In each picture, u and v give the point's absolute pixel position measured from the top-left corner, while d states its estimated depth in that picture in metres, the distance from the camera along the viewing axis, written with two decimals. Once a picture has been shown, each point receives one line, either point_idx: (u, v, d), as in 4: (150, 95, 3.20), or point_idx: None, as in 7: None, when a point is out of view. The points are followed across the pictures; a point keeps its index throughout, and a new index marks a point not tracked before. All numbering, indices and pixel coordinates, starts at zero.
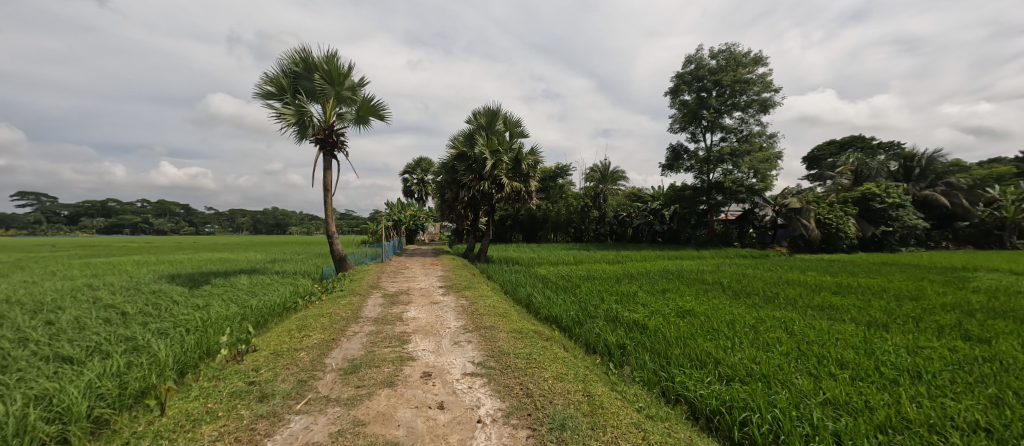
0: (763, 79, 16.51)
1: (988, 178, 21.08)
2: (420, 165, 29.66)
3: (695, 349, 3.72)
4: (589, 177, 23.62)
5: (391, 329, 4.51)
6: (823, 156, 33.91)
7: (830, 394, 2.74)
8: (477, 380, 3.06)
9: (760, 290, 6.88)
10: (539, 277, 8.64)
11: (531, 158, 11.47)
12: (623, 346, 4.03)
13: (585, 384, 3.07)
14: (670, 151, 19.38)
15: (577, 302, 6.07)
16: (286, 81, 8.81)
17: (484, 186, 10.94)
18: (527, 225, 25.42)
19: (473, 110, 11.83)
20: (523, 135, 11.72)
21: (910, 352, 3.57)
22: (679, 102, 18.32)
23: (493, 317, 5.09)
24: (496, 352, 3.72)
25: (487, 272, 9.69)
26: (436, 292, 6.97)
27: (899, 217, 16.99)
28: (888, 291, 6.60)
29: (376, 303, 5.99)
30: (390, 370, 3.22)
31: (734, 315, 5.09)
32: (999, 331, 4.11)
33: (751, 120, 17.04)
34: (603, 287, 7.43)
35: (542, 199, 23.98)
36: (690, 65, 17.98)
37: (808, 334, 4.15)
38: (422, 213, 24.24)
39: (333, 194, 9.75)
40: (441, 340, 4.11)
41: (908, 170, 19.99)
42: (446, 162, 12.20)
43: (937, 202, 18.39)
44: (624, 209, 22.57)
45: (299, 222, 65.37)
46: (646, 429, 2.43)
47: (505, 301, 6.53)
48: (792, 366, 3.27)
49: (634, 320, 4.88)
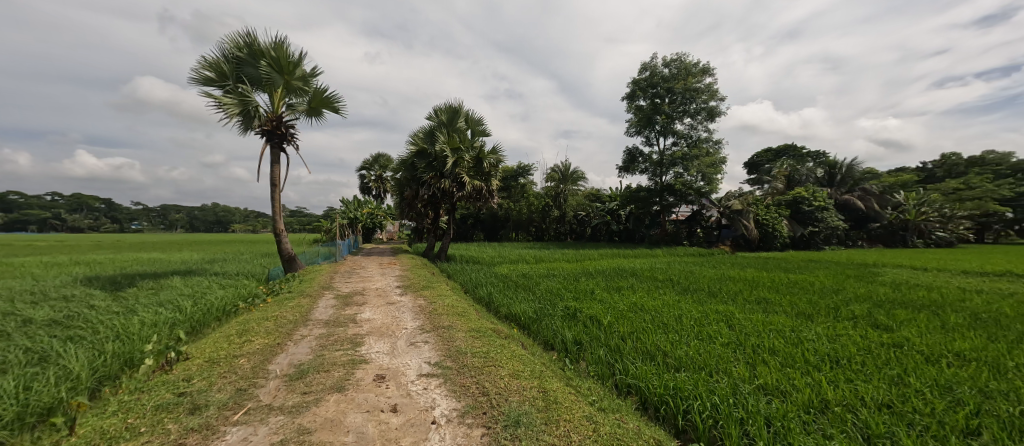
0: (710, 88, 17.62)
1: (894, 185, 23.97)
2: (378, 162, 28.65)
3: (646, 343, 3.90)
4: (550, 177, 24.01)
5: (343, 332, 4.32)
6: (761, 162, 36.88)
7: (763, 381, 2.98)
8: (433, 381, 3.02)
9: (706, 286, 7.37)
10: (500, 276, 8.64)
11: (493, 157, 11.42)
12: (579, 341, 4.15)
13: (541, 380, 3.12)
14: (626, 154, 20.15)
15: (537, 300, 6.16)
16: (228, 67, 8.16)
17: (445, 184, 10.74)
18: (488, 224, 25.38)
19: (434, 106, 11.62)
20: (485, 133, 11.66)
21: (828, 339, 4.00)
22: (635, 107, 19.11)
23: (452, 316, 5.04)
24: (454, 351, 3.69)
25: (447, 271, 9.55)
26: (393, 292, 6.77)
27: (824, 218, 18.90)
28: (813, 285, 7.32)
29: (328, 304, 5.71)
30: (341, 374, 3.08)
31: (682, 309, 5.41)
32: (902, 320, 4.69)
33: (699, 126, 18.13)
34: (563, 285, 7.58)
35: (503, 198, 24.03)
36: (645, 72, 18.80)
37: (746, 326, 4.50)
38: (380, 211, 23.44)
39: (282, 190, 9.15)
40: (396, 342, 3.99)
41: (832, 177, 22.25)
42: (405, 159, 11.88)
43: (854, 205, 20.62)
44: (584, 208, 23.20)
45: (244, 220, 60.79)
46: (597, 422, 2.52)
47: (465, 300, 6.48)
48: (731, 356, 3.53)
49: (591, 317, 5.03)
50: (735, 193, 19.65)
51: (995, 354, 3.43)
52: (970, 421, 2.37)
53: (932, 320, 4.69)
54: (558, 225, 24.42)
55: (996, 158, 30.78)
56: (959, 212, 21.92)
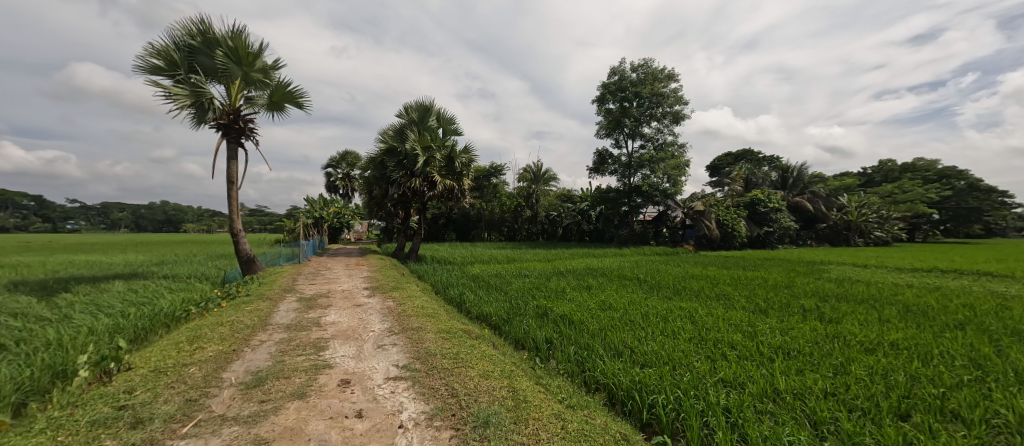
0: (675, 93, 18.32)
1: (839, 188, 25.91)
2: (345, 159, 27.71)
3: (613, 340, 4.00)
4: (522, 177, 24.13)
5: (305, 336, 4.15)
6: (721, 165, 38.78)
7: (722, 374, 3.13)
8: (400, 384, 2.95)
9: (671, 284, 7.67)
10: (471, 276, 8.58)
11: (465, 156, 11.30)
12: (549, 340, 4.19)
13: (511, 380, 3.12)
14: (596, 155, 20.57)
15: (508, 299, 6.18)
16: (179, 55, 7.61)
17: (415, 183, 10.52)
18: (460, 224, 25.16)
19: (404, 104, 11.38)
20: (458, 132, 11.55)
21: (781, 332, 4.27)
22: (604, 110, 19.56)
23: (421, 318, 4.95)
24: (423, 353, 3.63)
25: (418, 272, 9.37)
26: (360, 294, 6.56)
27: (778, 219, 20.13)
28: (767, 281, 7.79)
29: (290, 308, 5.44)
30: (302, 380, 2.95)
31: (648, 307, 5.59)
32: (844, 313, 5.08)
33: (665, 130, 18.81)
34: (534, 284, 7.63)
35: (476, 198, 23.90)
36: (614, 76, 19.28)
37: (706, 322, 4.72)
38: (347, 211, 22.67)
39: (239, 187, 8.64)
40: (363, 345, 3.87)
41: (785, 180, 23.73)
42: (374, 157, 11.56)
43: (804, 207, 22.10)
44: (555, 209, 23.49)
45: (197, 220, 56.93)
46: (566, 419, 2.55)
47: (436, 301, 6.39)
48: (693, 351, 3.69)
49: (561, 316, 5.10)
50: (698, 195, 20.53)
51: (922, 342, 3.79)
52: (901, 404, 2.59)
53: (871, 312, 5.12)
54: (530, 225, 24.60)
55: (924, 165, 33.99)
56: (893, 214, 24.02)
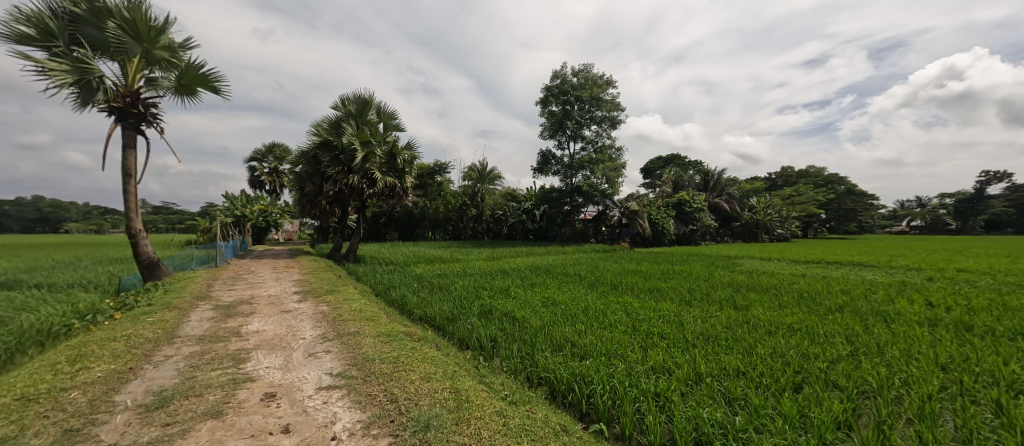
0: (613, 99, 19.33)
1: (750, 191, 29.22)
2: (273, 152, 25.39)
3: (555, 335, 4.12)
4: (467, 176, 23.92)
5: (222, 347, 3.73)
6: (653, 168, 41.81)
7: (652, 362, 3.38)
8: (334, 393, 2.77)
9: (606, 279, 8.12)
10: (414, 277, 8.31)
11: (407, 153, 10.89)
12: (493, 338, 4.21)
13: (453, 380, 3.09)
14: (540, 156, 21.06)
15: (451, 299, 6.11)
16: (57, 23, 6.38)
17: (353, 181, 9.92)
18: (402, 223, 24.30)
19: (341, 96, 10.72)
20: (400, 128, 11.13)
21: (702, 320, 4.73)
22: (547, 111, 20.07)
23: (358, 322, 4.70)
24: (361, 359, 3.45)
25: (356, 274, 8.84)
26: (289, 299, 6.04)
27: (700, 218, 22.20)
28: (690, 275, 8.58)
29: (203, 317, 4.85)
30: (218, 397, 2.65)
31: (587, 301, 5.86)
32: (753, 301, 5.76)
33: (604, 133, 19.80)
34: (479, 283, 7.61)
35: (419, 196, 23.19)
36: (557, 79, 19.88)
37: (638, 314, 5.07)
38: (275, 208, 20.78)
39: (138, 181, 7.50)
40: (291, 354, 3.59)
41: (706, 182, 26.21)
42: (306, 151, 10.75)
43: (721, 207, 24.58)
44: (500, 208, 23.62)
45: (83, 219, 48.42)
46: (508, 415, 2.58)
47: (375, 304, 6.10)
48: (627, 341, 3.94)
49: (505, 314, 5.15)
50: (633, 195, 21.87)
51: (811, 324, 4.44)
52: (794, 378, 3.00)
53: (773, 299, 5.86)
54: (475, 224, 24.51)
55: (814, 171, 39.64)
56: (791, 213, 27.70)
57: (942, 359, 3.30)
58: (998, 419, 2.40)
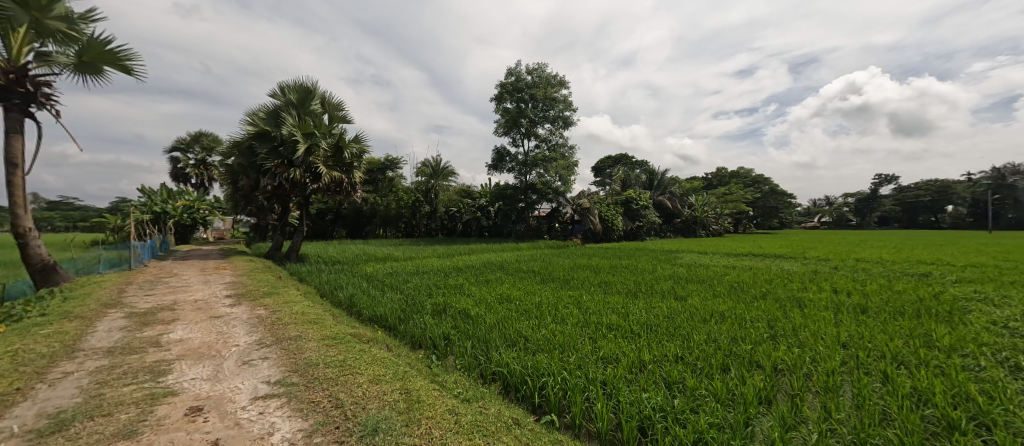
0: (565, 98, 19.77)
1: (689, 190, 31.40)
2: (199, 142, 22.94)
3: (510, 331, 4.17)
4: (420, 172, 23.17)
5: (138, 360, 3.32)
6: (604, 167, 43.57)
7: (601, 353, 3.53)
8: (272, 402, 2.59)
9: (559, 274, 8.34)
10: (364, 276, 7.96)
11: (355, 147, 10.35)
12: (447, 336, 4.16)
13: (404, 381, 3.01)
14: (495, 153, 21.10)
15: (403, 298, 5.92)
16: None
17: (294, 175, 9.24)
18: (351, 220, 23.17)
19: (281, 83, 9.91)
20: (347, 121, 10.56)
21: (646, 311, 5.03)
22: (502, 109, 20.10)
23: (301, 325, 4.42)
24: (304, 364, 3.25)
25: (298, 274, 8.28)
26: (220, 304, 5.51)
27: (646, 215, 23.52)
28: (637, 269, 9.05)
29: (114, 327, 4.29)
30: (132, 415, 2.36)
31: (541, 297, 5.99)
32: (691, 291, 6.21)
33: (557, 132, 20.22)
34: (433, 281, 7.45)
35: (368, 192, 22.20)
36: (511, 77, 19.92)
37: (589, 307, 5.26)
38: (204, 204, 18.87)
39: (26, 171, 6.42)
40: (222, 363, 3.28)
41: (651, 181, 27.77)
42: (240, 141, 9.82)
43: (665, 205, 26.19)
44: (455, 205, 23.32)
45: None
46: (460, 413, 2.57)
47: (321, 305, 5.75)
48: (578, 334, 4.08)
49: (460, 311, 5.11)
50: (585, 193, 22.59)
51: (740, 311, 4.88)
52: (725, 361, 3.28)
53: (708, 290, 6.37)
54: (428, 221, 23.78)
55: (744, 173, 43.54)
56: (724, 211, 30.23)
57: (843, 338, 3.79)
58: (884, 387, 2.80)
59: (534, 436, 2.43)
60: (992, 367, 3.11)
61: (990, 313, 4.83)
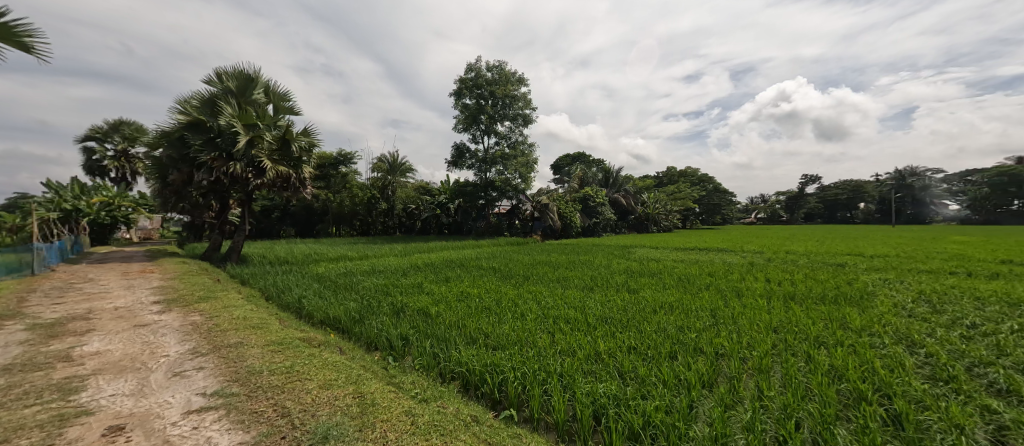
0: (525, 96, 19.89)
1: (642, 188, 32.91)
2: (119, 131, 20.52)
3: (469, 329, 4.14)
4: (376, 167, 22.46)
5: (42, 377, 2.92)
6: (562, 165, 44.49)
7: (559, 346, 3.62)
8: (208, 415, 2.39)
9: (520, 271, 8.42)
10: (315, 277, 7.52)
11: (304, 140, 9.73)
12: (404, 337, 4.05)
13: (357, 384, 2.90)
14: (455, 149, 20.80)
15: (358, 299, 5.68)
16: None
17: (235, 169, 8.53)
18: (300, 218, 21.85)
19: (217, 68, 9.07)
20: (294, 112, 9.91)
21: (602, 304, 5.21)
22: (461, 104, 19.85)
23: (242, 331, 4.11)
24: (245, 372, 3.03)
25: (240, 276, 7.66)
26: (145, 311, 4.96)
27: (602, 212, 24.36)
28: (594, 264, 9.35)
29: (12, 341, 3.73)
30: (34, 441, 2.07)
31: (502, 293, 6.02)
32: (644, 284, 6.54)
33: (517, 130, 20.31)
34: (390, 281, 7.22)
35: (319, 188, 21.01)
36: (471, 73, 19.72)
37: (548, 302, 5.37)
38: (126, 200, 16.91)
39: None
40: (148, 376, 2.97)
41: (607, 179, 28.78)
42: (168, 131, 8.87)
43: (620, 202, 27.27)
44: (413, 202, 22.75)
45: None
46: (417, 414, 2.52)
47: (267, 309, 5.38)
48: (537, 328, 4.15)
49: (418, 310, 5.00)
50: (544, 191, 22.90)
51: (686, 301, 5.21)
52: (673, 349, 3.49)
53: (659, 282, 6.74)
54: (386, 218, 23.53)
55: (691, 172, 46.37)
56: (674, 208, 32.03)
57: (775, 324, 4.16)
58: (807, 366, 3.11)
59: (493, 431, 2.44)
60: (894, 345, 3.56)
61: (893, 297, 5.53)
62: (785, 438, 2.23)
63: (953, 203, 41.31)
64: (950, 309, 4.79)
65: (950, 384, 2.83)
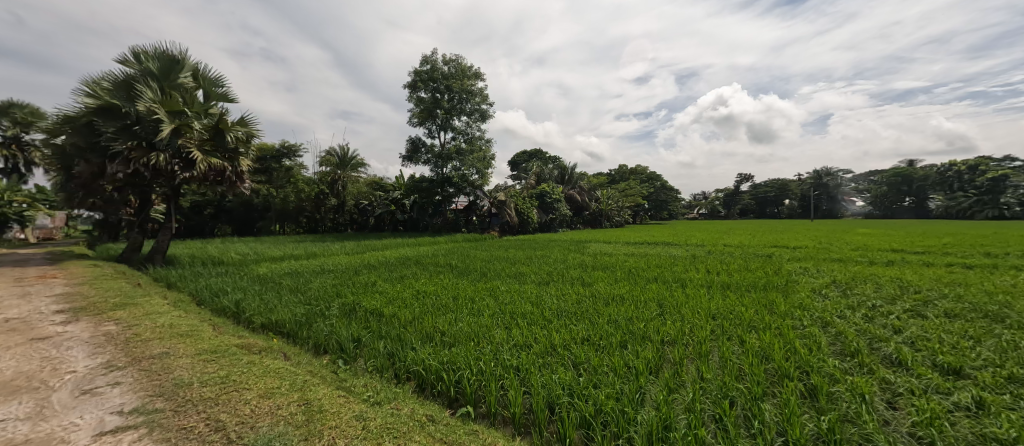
0: (482, 91, 19.73)
1: (596, 185, 34.06)
2: (9, 113, 17.38)
3: (425, 327, 4.05)
4: (325, 161, 21.25)
5: None
6: (519, 162, 44.83)
7: (516, 340, 3.65)
8: (126, 435, 2.14)
9: (477, 267, 8.37)
10: (255, 279, 6.96)
11: (241, 130, 8.95)
12: (357, 338, 3.88)
13: (303, 391, 2.74)
14: (409, 143, 20.17)
15: (305, 300, 5.34)
16: None
17: (158, 161, 7.64)
18: (238, 214, 20.13)
19: (134, 47, 8.05)
20: (229, 99, 9.08)
21: (558, 298, 5.34)
22: (416, 98, 19.29)
23: (168, 340, 3.71)
24: (172, 385, 2.74)
25: (166, 280, 6.90)
26: (46, 322, 4.32)
27: (558, 208, 24.88)
28: (550, 259, 9.53)
29: None
30: None
31: (459, 290, 5.96)
32: (597, 278, 6.78)
33: (474, 125, 20.11)
34: (340, 280, 6.86)
35: (260, 182, 19.47)
36: (426, 65, 19.19)
37: (505, 297, 5.40)
38: (20, 195, 14.59)
39: None
40: (50, 396, 2.60)
41: (563, 176, 29.41)
42: (73, 115, 7.74)
43: (575, 199, 27.95)
44: (365, 197, 21.82)
45: None
46: (368, 418, 2.44)
47: (198, 315, 4.89)
48: (495, 324, 4.16)
49: (371, 310, 4.81)
50: (501, 187, 22.91)
51: (636, 293, 5.48)
52: (623, 338, 3.66)
53: (611, 276, 7.02)
54: (336, 215, 22.41)
55: (640, 170, 48.79)
56: (625, 204, 33.51)
57: (714, 311, 4.49)
58: (741, 349, 3.40)
59: (449, 429, 2.42)
60: (811, 326, 4.00)
61: (811, 284, 6.19)
62: (721, 415, 2.43)
63: (859, 200, 47.08)
64: (855, 293, 5.48)
65: (855, 359, 3.23)
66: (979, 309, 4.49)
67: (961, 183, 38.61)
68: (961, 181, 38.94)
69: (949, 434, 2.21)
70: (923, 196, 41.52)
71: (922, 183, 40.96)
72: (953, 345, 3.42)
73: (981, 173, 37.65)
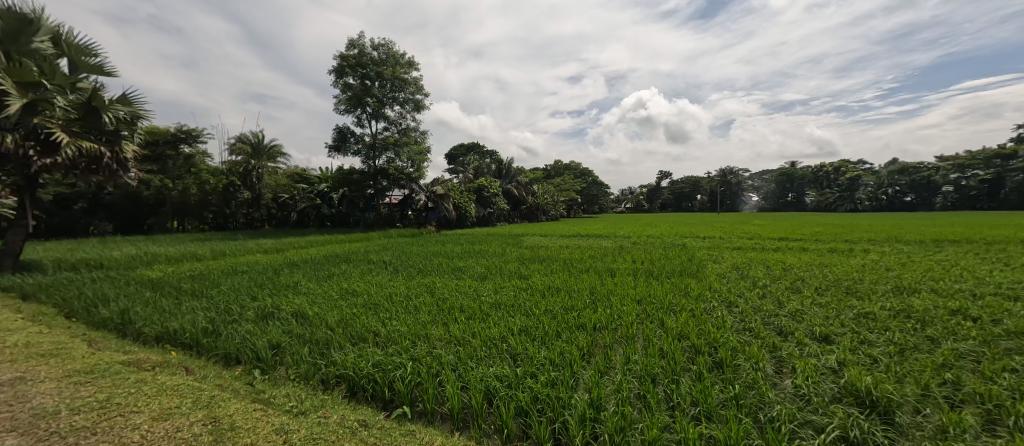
0: (416, 80, 18.96)
1: (533, 180, 34.91)
2: None
3: (355, 328, 3.82)
4: (236, 149, 18.93)
5: None
6: (457, 155, 44.20)
7: (452, 338, 3.57)
8: None
9: (412, 263, 8.04)
10: (147, 284, 5.97)
11: (124, 110, 7.48)
12: (276, 345, 3.52)
13: (210, 408, 2.43)
14: (336, 132, 18.74)
15: (213, 306, 4.73)
16: None
17: (4, 142, 6.13)
18: (124, 210, 17.23)
19: None
20: (106, 73, 7.61)
21: (496, 292, 5.38)
22: (343, 83, 18.01)
23: (24, 362, 3.04)
24: (29, 417, 2.25)
25: (20, 289, 5.62)
26: None
27: (496, 202, 25.11)
28: (489, 253, 9.48)
29: None
30: None
31: (393, 287, 5.67)
32: (536, 270, 6.95)
33: (408, 116, 19.30)
34: (257, 282, 6.20)
35: (152, 171, 16.82)
36: (353, 49, 17.90)
37: (443, 294, 5.26)
38: None
39: None
40: None
41: (501, 170, 29.46)
42: None
43: (511, 193, 28.18)
44: (287, 190, 20.00)
45: None
46: (291, 430, 2.25)
47: (68, 330, 4.07)
48: (431, 321, 4.04)
49: (293, 313, 4.40)
50: (438, 181, 22.17)
51: (569, 283, 5.74)
52: (558, 329, 3.77)
53: (547, 268, 7.23)
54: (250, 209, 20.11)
55: (574, 166, 51.10)
56: (559, 198, 34.71)
57: (639, 297, 4.90)
58: (661, 331, 3.74)
59: (384, 433, 2.31)
60: (718, 307, 4.50)
61: (718, 269, 7.03)
62: (644, 392, 2.65)
63: (755, 196, 54.27)
64: (751, 275, 6.35)
65: (752, 332, 3.73)
66: (839, 284, 5.48)
67: (829, 182, 46.47)
68: (829, 181, 46.87)
69: (821, 390, 2.64)
70: (802, 193, 49.20)
71: (801, 180, 48.22)
72: (823, 317, 4.09)
73: (843, 174, 45.64)
